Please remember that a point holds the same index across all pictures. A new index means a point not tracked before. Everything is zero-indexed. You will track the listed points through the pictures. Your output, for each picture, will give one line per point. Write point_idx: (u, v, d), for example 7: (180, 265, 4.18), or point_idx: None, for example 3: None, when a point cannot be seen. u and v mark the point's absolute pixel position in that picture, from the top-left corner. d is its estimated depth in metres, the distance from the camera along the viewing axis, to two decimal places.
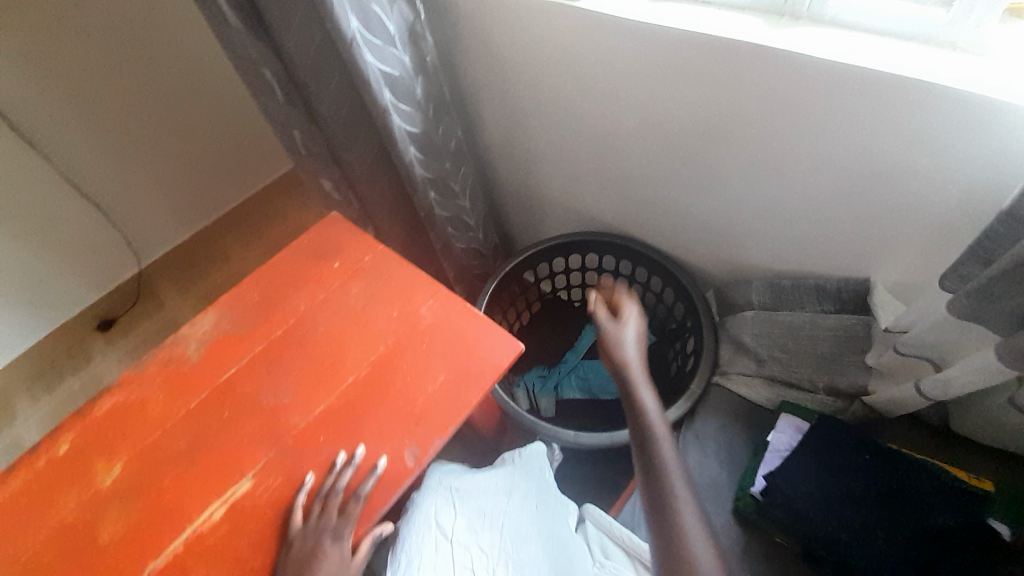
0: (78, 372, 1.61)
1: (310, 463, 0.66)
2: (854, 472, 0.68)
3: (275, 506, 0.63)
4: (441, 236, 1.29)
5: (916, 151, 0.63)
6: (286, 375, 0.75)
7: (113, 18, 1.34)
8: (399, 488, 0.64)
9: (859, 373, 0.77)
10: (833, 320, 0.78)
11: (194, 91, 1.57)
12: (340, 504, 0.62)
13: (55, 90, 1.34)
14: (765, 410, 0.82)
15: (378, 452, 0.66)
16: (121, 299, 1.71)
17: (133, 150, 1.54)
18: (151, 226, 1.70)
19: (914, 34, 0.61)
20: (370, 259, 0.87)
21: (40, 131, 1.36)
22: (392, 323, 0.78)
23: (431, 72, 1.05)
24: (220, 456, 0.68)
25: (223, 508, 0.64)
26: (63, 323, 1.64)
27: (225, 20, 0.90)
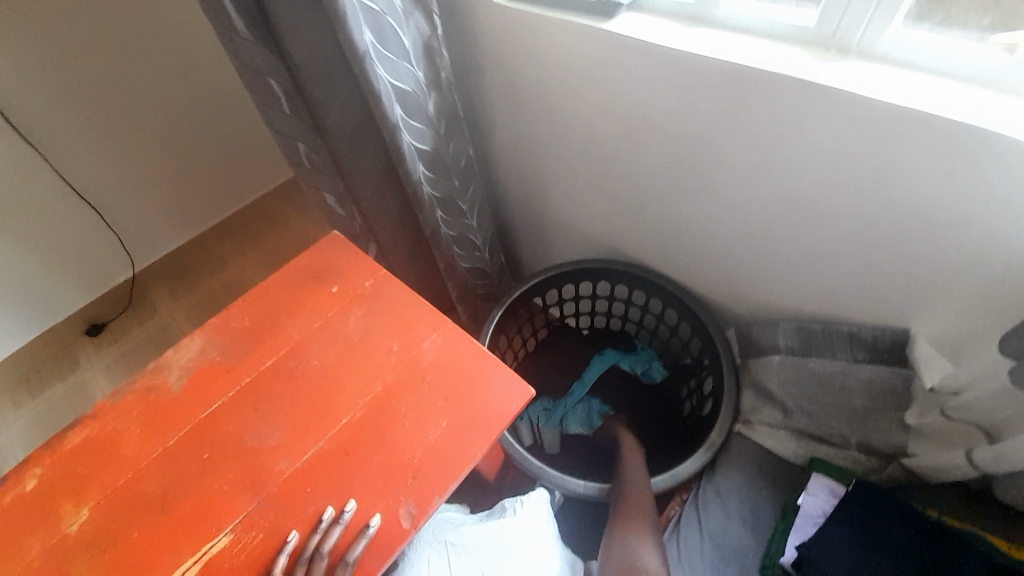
0: (61, 382, 1.55)
1: (294, 519, 0.59)
2: (898, 548, 0.63)
3: (254, 567, 0.57)
4: (446, 256, 1.24)
5: (971, 202, 0.57)
6: (276, 413, 0.69)
7: (122, 19, 1.32)
8: (392, 554, 0.57)
9: (897, 433, 0.71)
10: (869, 372, 0.72)
11: (200, 96, 1.54)
12: (325, 571, 0.55)
13: (56, 91, 1.30)
14: (793, 465, 0.76)
15: (371, 509, 0.59)
16: (110, 306, 1.65)
17: (134, 153, 1.50)
18: (147, 232, 1.65)
19: (975, 76, 0.55)
20: (372, 285, 0.82)
21: (38, 131, 1.32)
22: (393, 358, 0.72)
23: (445, 89, 1.00)
24: (197, 504, 0.62)
25: (198, 567, 0.58)
26: (49, 327, 1.58)
27: (231, 28, 0.85)
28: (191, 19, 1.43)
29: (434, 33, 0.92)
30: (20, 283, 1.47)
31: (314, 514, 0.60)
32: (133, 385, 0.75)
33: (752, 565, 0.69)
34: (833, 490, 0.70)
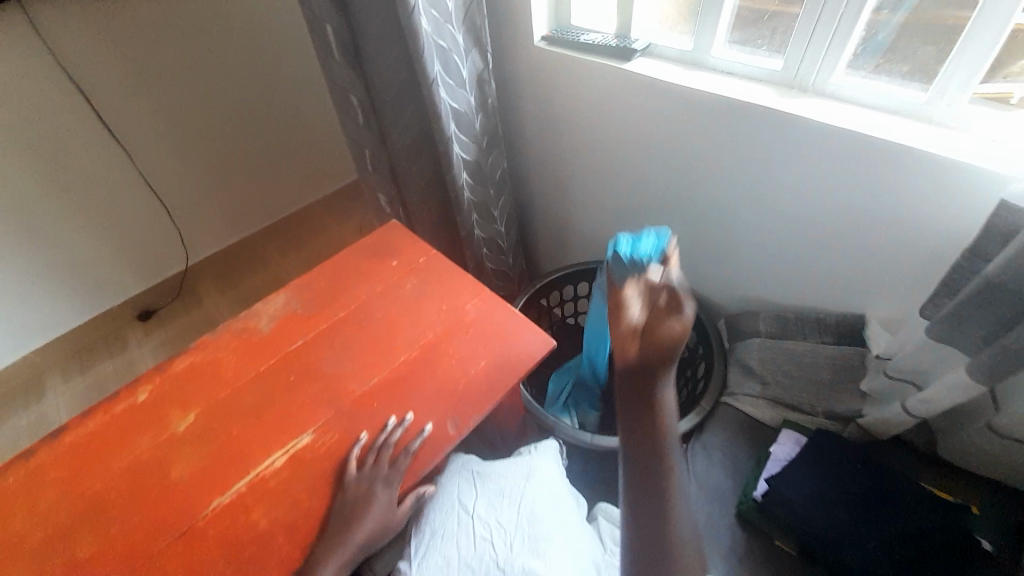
0: (114, 356, 1.70)
1: (365, 424, 0.76)
2: (849, 480, 0.75)
3: (332, 457, 0.73)
4: (476, 255, 1.43)
5: (896, 206, 0.74)
6: (347, 351, 0.85)
7: (215, 46, 1.57)
8: (441, 450, 0.73)
9: (855, 400, 0.85)
10: (832, 349, 0.88)
11: (269, 112, 1.78)
12: (390, 457, 0.72)
13: (152, 97, 1.52)
14: (768, 427, 0.90)
15: (424, 419, 0.76)
16: (164, 292, 1.84)
17: (208, 157, 1.73)
18: (209, 226, 1.86)
19: (900, 109, 0.74)
20: (424, 262, 1.00)
21: (131, 134, 1.54)
22: (441, 315, 0.89)
23: (490, 113, 1.22)
24: (285, 412, 0.78)
25: (284, 457, 0.73)
26: (106, 309, 1.76)
27: (328, 54, 1.08)
28: (272, 48, 1.68)
29: (486, 67, 1.14)
30: (97, 260, 1.66)
31: (380, 420, 0.76)
32: (228, 326, 0.91)
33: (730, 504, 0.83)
34: (799, 441, 0.84)
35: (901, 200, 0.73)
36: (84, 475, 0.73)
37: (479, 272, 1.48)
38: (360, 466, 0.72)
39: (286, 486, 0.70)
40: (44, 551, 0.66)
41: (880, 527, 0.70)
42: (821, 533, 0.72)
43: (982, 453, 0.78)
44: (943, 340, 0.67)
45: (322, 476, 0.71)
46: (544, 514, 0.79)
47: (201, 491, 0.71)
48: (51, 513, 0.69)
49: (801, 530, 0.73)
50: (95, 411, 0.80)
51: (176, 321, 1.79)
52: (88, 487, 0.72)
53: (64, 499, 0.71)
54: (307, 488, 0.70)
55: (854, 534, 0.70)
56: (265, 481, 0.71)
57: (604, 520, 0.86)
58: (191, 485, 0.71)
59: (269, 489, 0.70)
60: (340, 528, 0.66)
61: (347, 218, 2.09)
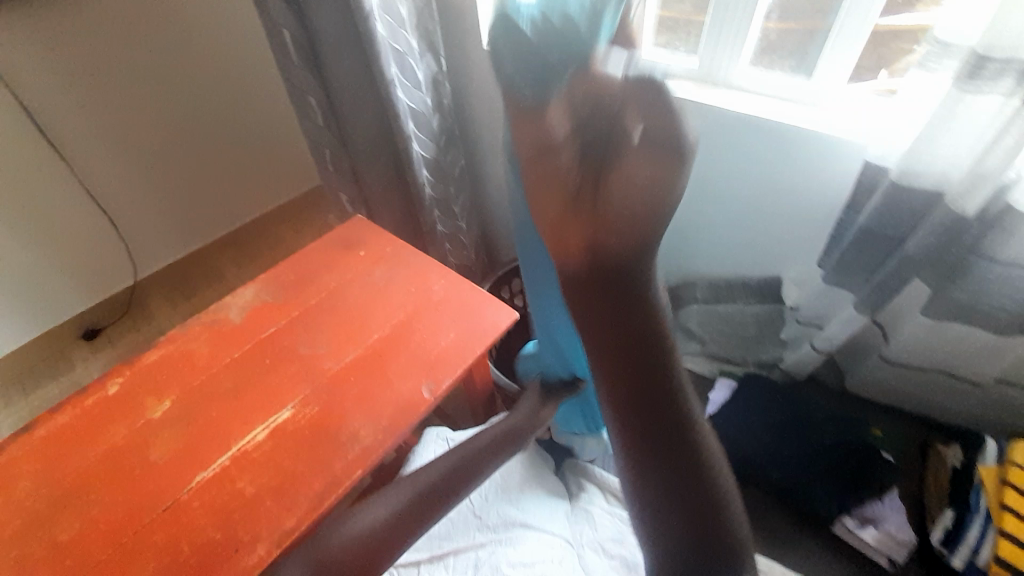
0: (58, 379, 1.60)
1: (342, 396, 0.82)
2: (769, 410, 0.97)
3: (312, 428, 0.78)
4: (439, 250, 1.49)
5: (797, 179, 0.89)
6: (321, 333, 0.90)
7: (162, 55, 1.55)
8: (415, 414, 0.80)
9: (777, 348, 1.03)
10: (756, 309, 1.01)
11: (221, 120, 1.77)
12: (369, 423, 0.79)
13: (93, 104, 1.49)
14: (707, 378, 1.09)
15: (399, 388, 0.82)
16: (112, 309, 1.76)
17: (156, 167, 1.69)
18: (161, 237, 1.81)
19: (789, 97, 0.88)
20: (391, 250, 1.05)
21: (72, 146, 1.49)
22: (410, 296, 0.95)
23: (446, 113, 1.29)
24: (263, 392, 0.82)
25: (265, 432, 0.78)
26: (48, 329, 1.66)
27: (286, 57, 1.12)
28: (223, 57, 1.68)
29: (440, 70, 1.22)
30: (40, 275, 1.59)
31: (357, 391, 0.82)
32: (199, 319, 0.93)
33: None
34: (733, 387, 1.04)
35: (802, 174, 0.87)
36: (60, 466, 0.75)
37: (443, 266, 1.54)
38: (340, 433, 0.78)
39: (269, 458, 0.75)
40: (32, 535, 0.69)
41: (791, 443, 0.93)
42: (750, 452, 0.94)
43: (875, 383, 1.01)
44: (833, 284, 0.88)
45: (304, 445, 0.76)
46: (514, 466, 0.88)
47: (185, 469, 0.74)
48: (33, 501, 0.72)
49: (736, 452, 0.95)
50: (64, 406, 0.81)
51: (127, 337, 1.71)
52: (66, 475, 0.74)
53: (43, 490, 0.73)
54: (289, 458, 0.75)
55: (776, 450, 0.92)
56: (248, 454, 0.76)
57: (570, 472, 0.94)
58: (174, 465, 0.75)
59: (252, 462, 0.75)
60: (324, 490, 0.73)
61: (307, 224, 2.06)
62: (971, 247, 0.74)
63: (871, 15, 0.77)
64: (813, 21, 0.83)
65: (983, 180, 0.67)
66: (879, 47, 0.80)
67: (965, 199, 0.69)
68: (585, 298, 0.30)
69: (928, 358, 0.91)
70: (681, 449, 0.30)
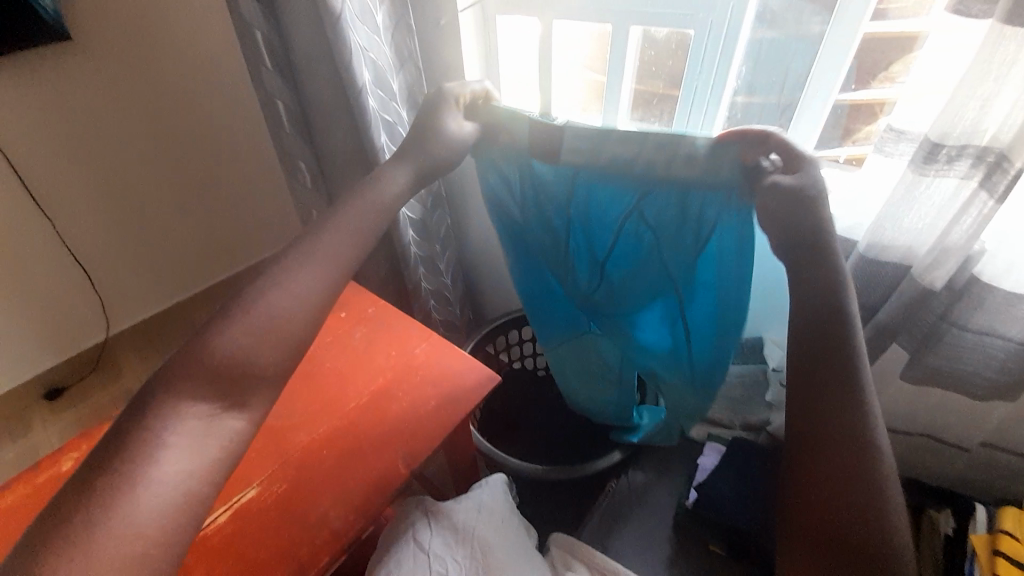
0: (11, 445, 1.46)
1: (313, 475, 0.76)
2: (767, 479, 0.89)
3: (278, 506, 0.73)
4: (423, 307, 1.41)
5: None
6: (293, 403, 0.85)
7: (120, 101, 1.39)
8: (392, 490, 0.76)
9: (763, 410, 1.04)
10: (740, 369, 1.09)
11: (195, 172, 1.60)
12: (329, 510, 0.73)
13: (84, 155, 1.40)
14: (694, 441, 1.03)
15: (369, 468, 0.77)
16: (77, 368, 1.62)
17: (117, 214, 1.53)
18: (131, 293, 1.67)
19: None
20: (374, 310, 1.01)
21: (46, 195, 1.39)
22: (390, 360, 0.92)
23: (434, 174, 1.23)
24: (232, 467, 0.77)
25: (228, 514, 0.72)
26: (11, 389, 1.53)
27: (278, 128, 1.18)
28: (212, 107, 1.54)
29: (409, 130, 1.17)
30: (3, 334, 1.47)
31: (330, 470, 0.77)
32: None
33: (669, 517, 0.93)
34: (720, 451, 0.96)
35: None
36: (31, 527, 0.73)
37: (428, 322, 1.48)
38: (309, 514, 0.72)
39: (229, 544, 0.69)
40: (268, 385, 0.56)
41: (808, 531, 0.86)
42: (738, 526, 0.84)
43: None
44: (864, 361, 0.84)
45: (258, 535, 0.70)
46: (524, 550, 0.81)
47: None
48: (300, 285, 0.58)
49: (724, 526, 0.85)
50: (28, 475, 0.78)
51: (93, 397, 1.57)
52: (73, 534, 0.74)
53: (324, 287, 0.60)
54: (253, 544, 0.70)
55: (766, 521, 0.83)
56: (207, 538, 0.70)
57: (558, 550, 0.86)
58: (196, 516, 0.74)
59: (210, 548, 0.69)
60: (313, 556, 0.69)
61: None
62: (940, 314, 0.74)
63: (836, 91, 0.91)
64: (795, 102, 0.95)
65: (947, 254, 0.70)
66: (843, 118, 0.94)
67: (931, 272, 0.71)
68: (304, 392, 0.87)
69: (912, 422, 0.92)
70: (846, 425, 0.47)
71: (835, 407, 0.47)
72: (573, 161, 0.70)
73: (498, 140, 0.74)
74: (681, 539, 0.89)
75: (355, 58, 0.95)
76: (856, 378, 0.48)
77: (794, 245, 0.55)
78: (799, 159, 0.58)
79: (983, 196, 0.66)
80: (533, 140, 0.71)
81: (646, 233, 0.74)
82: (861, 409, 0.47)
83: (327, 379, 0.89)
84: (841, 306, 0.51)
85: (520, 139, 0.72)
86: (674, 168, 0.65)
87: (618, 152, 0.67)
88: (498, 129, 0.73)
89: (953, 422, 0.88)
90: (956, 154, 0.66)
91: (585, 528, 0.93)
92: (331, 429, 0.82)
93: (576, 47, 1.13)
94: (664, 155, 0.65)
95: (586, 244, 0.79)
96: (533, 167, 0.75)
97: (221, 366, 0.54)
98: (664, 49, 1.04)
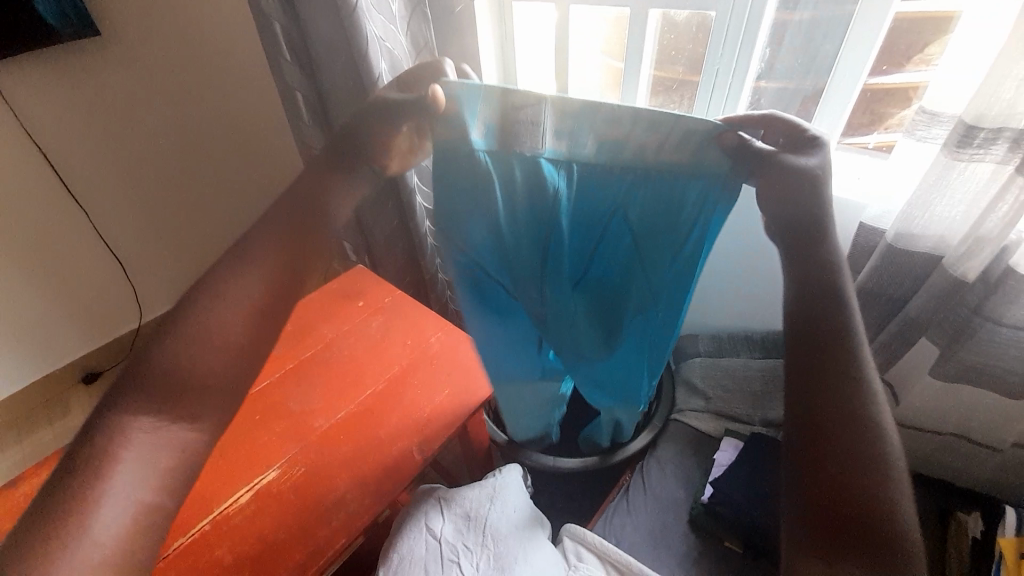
0: (53, 425, 1.55)
1: (329, 459, 0.78)
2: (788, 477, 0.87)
3: (296, 489, 0.75)
4: (440, 297, 1.43)
5: None
6: (311, 389, 0.87)
7: (149, 95, 1.44)
8: (406, 477, 0.77)
9: (784, 406, 1.01)
10: (761, 364, 1.07)
11: (219, 164, 1.65)
12: (346, 495, 0.74)
13: (114, 148, 1.45)
14: (711, 437, 1.01)
15: (384, 455, 0.79)
16: (113, 354, 1.71)
17: (146, 206, 1.58)
18: (161, 282, 1.74)
19: None
20: (390, 300, 1.02)
21: (79, 186, 1.44)
22: (405, 349, 0.93)
23: None
24: (253, 450, 0.80)
25: (249, 495, 0.75)
26: (48, 375, 1.60)
27: (297, 118, 1.19)
28: (236, 100, 1.57)
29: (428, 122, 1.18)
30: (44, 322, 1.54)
31: (347, 455, 0.79)
32: None
33: (684, 513, 0.92)
34: (738, 446, 0.96)
35: None
36: None
37: (445, 313, 1.49)
38: (326, 498, 0.74)
39: (249, 524, 0.72)
40: (222, 393, 0.55)
41: None
42: (757, 525, 0.82)
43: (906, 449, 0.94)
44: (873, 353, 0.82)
45: (278, 518, 0.72)
46: (536, 541, 0.81)
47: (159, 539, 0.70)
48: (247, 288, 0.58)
49: (740, 524, 0.83)
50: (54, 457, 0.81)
51: None
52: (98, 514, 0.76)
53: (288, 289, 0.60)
54: (272, 527, 0.71)
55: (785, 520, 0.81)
56: (228, 518, 0.73)
57: (570, 541, 0.86)
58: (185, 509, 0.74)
59: (231, 528, 0.72)
60: (329, 538, 0.70)
61: None
62: (973, 307, 0.71)
63: (866, 74, 0.88)
64: (821, 86, 0.93)
65: (981, 244, 0.66)
66: (874, 102, 0.91)
67: (964, 263, 0.69)
68: (323, 378, 0.89)
69: (940, 420, 0.89)
70: (843, 406, 0.41)
71: (831, 385, 0.42)
72: (559, 148, 0.60)
73: (461, 154, 0.61)
74: (697, 536, 0.88)
75: (373, 46, 0.97)
76: (863, 372, 0.43)
77: (797, 243, 0.48)
78: (795, 131, 0.56)
79: (1020, 183, 0.62)
80: (506, 129, 0.59)
81: (630, 235, 0.65)
82: (860, 392, 0.42)
83: (344, 366, 0.91)
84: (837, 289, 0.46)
85: (486, 134, 0.60)
86: (661, 154, 0.58)
87: (608, 135, 0.58)
88: (464, 138, 0.60)
89: (984, 421, 0.84)
90: (992, 137, 0.63)
91: (598, 520, 0.93)
92: (347, 415, 0.84)
93: (594, 33, 1.12)
94: (656, 137, 0.57)
95: (564, 251, 0.68)
96: (500, 159, 0.62)
97: (167, 379, 0.52)
98: (684, 33, 1.01)
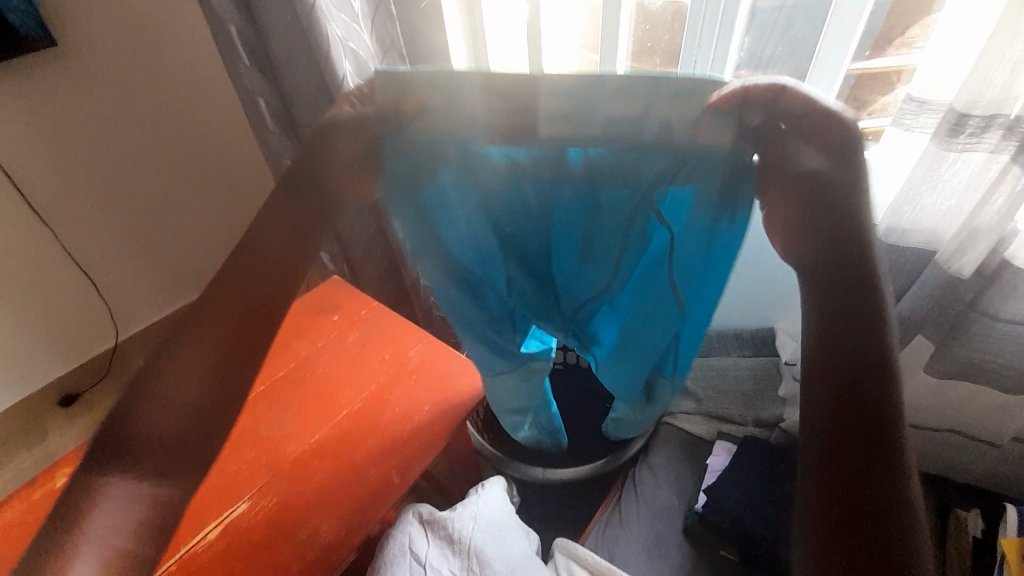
0: (31, 450, 1.47)
1: (303, 488, 0.74)
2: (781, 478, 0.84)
3: (268, 523, 0.71)
4: (423, 304, 1.38)
5: None
6: (286, 410, 0.83)
7: (111, 105, 1.38)
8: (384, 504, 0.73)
9: (776, 405, 0.99)
10: (752, 362, 1.05)
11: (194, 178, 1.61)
12: (320, 529, 0.70)
13: (81, 164, 1.39)
14: (704, 440, 0.98)
15: (362, 480, 0.75)
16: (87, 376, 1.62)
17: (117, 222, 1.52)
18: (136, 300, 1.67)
19: None
20: (367, 313, 0.98)
21: (49, 206, 1.38)
22: (384, 364, 0.89)
23: None
24: (220, 480, 0.75)
25: (218, 529, 0.70)
26: (23, 399, 1.53)
27: (261, 123, 1.14)
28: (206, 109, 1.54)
29: None
30: (12, 343, 1.46)
31: (322, 484, 0.74)
32: None
33: (679, 521, 0.90)
34: (731, 450, 0.93)
35: None
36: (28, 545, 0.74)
37: (429, 320, 1.44)
38: (301, 531, 0.70)
39: (220, 563, 0.68)
40: None
41: None
42: (752, 532, 0.80)
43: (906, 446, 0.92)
44: None
45: (252, 554, 0.68)
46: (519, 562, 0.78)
47: None
48: None
49: (736, 533, 0.81)
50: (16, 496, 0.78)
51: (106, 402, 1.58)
52: None
53: None
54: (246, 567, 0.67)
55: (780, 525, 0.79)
56: (196, 557, 0.68)
57: (563, 556, 0.83)
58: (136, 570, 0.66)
59: (200, 567, 0.67)
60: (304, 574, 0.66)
61: None
62: (969, 302, 0.68)
63: (848, 60, 0.84)
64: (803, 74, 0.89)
65: (976, 237, 0.64)
66: (857, 89, 0.87)
67: (959, 259, 0.66)
68: (298, 400, 0.85)
69: (937, 417, 0.86)
70: (867, 428, 0.36)
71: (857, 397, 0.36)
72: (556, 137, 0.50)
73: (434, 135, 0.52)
74: (692, 546, 0.86)
75: (336, 47, 0.93)
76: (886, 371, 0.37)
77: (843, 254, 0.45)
78: None
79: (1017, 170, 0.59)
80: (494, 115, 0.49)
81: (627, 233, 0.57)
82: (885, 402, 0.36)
83: (320, 386, 0.86)
84: (871, 296, 0.39)
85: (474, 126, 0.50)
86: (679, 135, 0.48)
87: (617, 116, 0.48)
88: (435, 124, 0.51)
89: (979, 413, 0.82)
90: (984, 125, 0.60)
91: (591, 533, 0.89)
92: (325, 439, 0.80)
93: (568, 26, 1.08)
94: (683, 114, 0.47)
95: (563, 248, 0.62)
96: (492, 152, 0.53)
97: None
98: (659, 22, 0.98)
